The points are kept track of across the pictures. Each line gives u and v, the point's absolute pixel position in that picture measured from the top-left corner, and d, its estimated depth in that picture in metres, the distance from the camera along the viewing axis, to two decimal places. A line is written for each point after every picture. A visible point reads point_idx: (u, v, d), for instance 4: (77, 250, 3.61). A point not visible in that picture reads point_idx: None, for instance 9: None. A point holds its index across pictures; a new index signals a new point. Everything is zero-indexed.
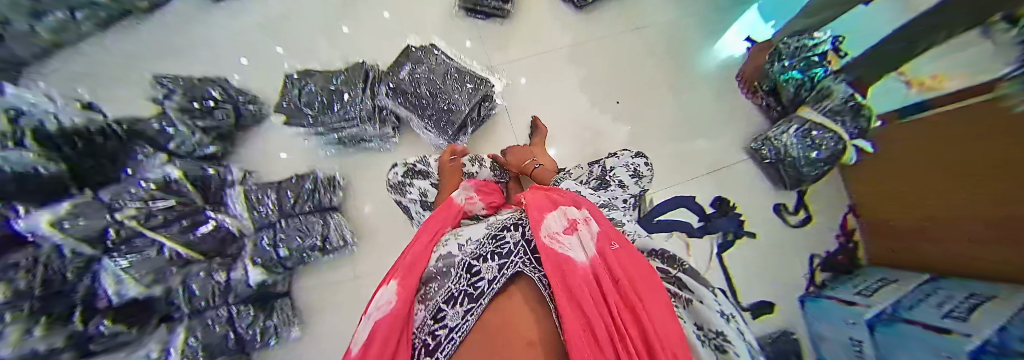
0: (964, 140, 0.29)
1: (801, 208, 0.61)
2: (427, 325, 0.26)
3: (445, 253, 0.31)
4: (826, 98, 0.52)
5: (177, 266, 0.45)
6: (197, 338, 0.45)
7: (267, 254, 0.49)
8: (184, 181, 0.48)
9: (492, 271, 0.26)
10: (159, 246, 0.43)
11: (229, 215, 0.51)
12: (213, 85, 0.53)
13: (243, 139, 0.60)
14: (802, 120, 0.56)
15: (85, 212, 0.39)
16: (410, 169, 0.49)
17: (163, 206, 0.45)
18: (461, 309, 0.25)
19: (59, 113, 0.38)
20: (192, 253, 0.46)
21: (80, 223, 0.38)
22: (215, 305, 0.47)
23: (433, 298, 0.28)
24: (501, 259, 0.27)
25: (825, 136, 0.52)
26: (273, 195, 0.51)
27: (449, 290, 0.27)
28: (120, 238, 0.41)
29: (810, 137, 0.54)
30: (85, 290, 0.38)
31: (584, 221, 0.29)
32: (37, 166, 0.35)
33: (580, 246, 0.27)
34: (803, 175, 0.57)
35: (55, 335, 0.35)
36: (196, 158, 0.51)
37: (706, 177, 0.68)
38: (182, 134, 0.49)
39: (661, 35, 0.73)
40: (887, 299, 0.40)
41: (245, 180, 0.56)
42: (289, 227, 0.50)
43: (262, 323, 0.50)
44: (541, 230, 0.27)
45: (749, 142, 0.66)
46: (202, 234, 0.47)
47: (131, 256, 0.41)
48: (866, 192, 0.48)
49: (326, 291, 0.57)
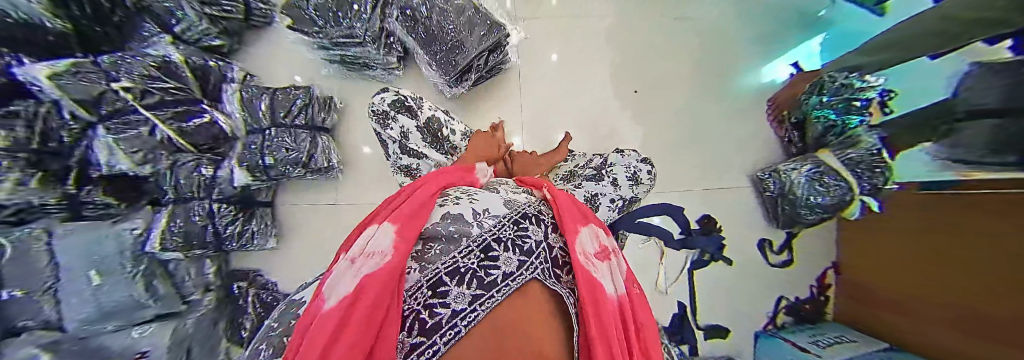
0: (966, 238, 0.33)
1: (784, 249, 0.60)
2: (419, 293, 0.21)
3: (456, 213, 0.26)
4: (852, 146, 0.48)
5: (166, 151, 0.44)
6: (180, 225, 0.46)
7: (254, 158, 0.46)
8: (183, 66, 0.47)
9: (511, 262, 0.22)
10: (151, 126, 0.42)
11: (221, 112, 0.52)
12: None
13: (251, 39, 0.61)
14: (819, 162, 0.53)
15: (81, 72, 0.34)
16: (399, 101, 0.45)
17: (160, 87, 0.43)
18: (469, 291, 0.20)
19: None
20: (183, 142, 0.46)
21: (79, 85, 0.34)
22: (199, 197, 0.48)
23: (430, 264, 0.22)
24: (524, 254, 0.23)
25: (836, 183, 0.50)
26: (267, 100, 0.47)
27: (453, 259, 0.22)
28: (113, 110, 0.38)
29: (821, 181, 0.51)
30: (80, 155, 0.36)
31: (613, 251, 0.28)
32: (44, 18, 0.31)
33: (610, 277, 0.25)
34: (800, 217, 0.56)
35: (49, 191, 0.33)
36: (201, 47, 0.53)
37: (698, 191, 0.63)
38: (190, 20, 0.49)
39: (702, 32, 0.68)
40: (841, 351, 0.46)
41: (245, 81, 0.56)
42: (276, 137, 0.46)
43: (240, 223, 0.53)
44: (578, 244, 0.25)
45: (757, 170, 0.62)
46: (196, 125, 0.47)
47: (125, 132, 0.39)
48: (858, 256, 0.52)
49: (306, 211, 0.61)
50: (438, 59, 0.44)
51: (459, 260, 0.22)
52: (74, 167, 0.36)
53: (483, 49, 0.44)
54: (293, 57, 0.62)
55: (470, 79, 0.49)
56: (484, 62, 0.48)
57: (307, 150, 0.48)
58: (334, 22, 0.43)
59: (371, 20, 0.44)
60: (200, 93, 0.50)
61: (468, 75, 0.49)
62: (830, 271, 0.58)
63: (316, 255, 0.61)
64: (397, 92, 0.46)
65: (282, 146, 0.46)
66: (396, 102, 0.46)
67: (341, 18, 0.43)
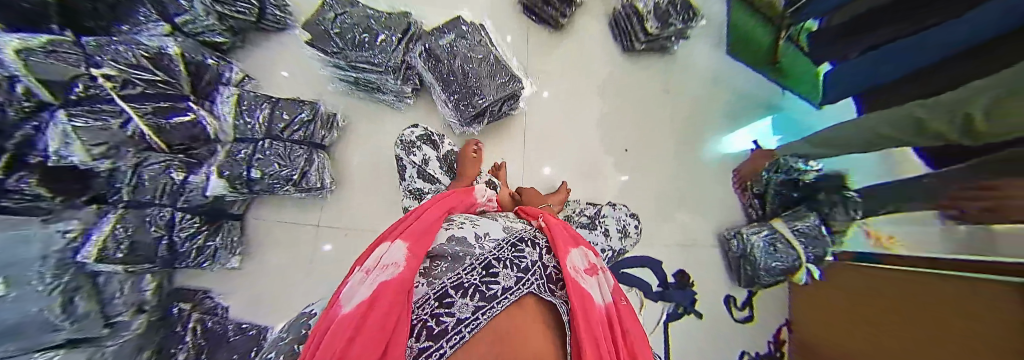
0: (916, 294, 0.39)
1: (745, 306, 0.66)
2: (427, 304, 0.22)
3: (455, 233, 0.27)
4: (798, 219, 0.58)
5: (135, 148, 0.39)
6: (127, 233, 0.39)
7: (239, 167, 0.42)
8: (178, 60, 0.44)
9: (510, 278, 0.23)
10: (124, 119, 0.37)
11: (209, 112, 0.48)
12: None
13: (254, 40, 0.60)
14: (773, 228, 0.60)
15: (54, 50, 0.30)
16: (427, 135, 0.50)
17: (145, 79, 0.40)
18: (472, 303, 0.21)
19: None
20: (157, 140, 0.41)
21: (48, 63, 0.28)
22: (160, 203, 0.43)
23: (438, 277, 0.24)
24: (522, 271, 0.24)
25: (787, 249, 0.57)
26: (266, 109, 0.45)
27: (458, 276, 0.23)
28: (84, 96, 0.32)
29: (775, 246, 0.58)
30: (22, 138, 0.29)
31: (601, 269, 0.30)
32: None
33: (598, 289, 0.28)
34: (759, 277, 0.61)
35: None
36: (198, 41, 0.50)
37: (676, 248, 0.68)
38: (197, 15, 0.48)
39: (688, 106, 0.77)
40: None
41: (241, 84, 0.54)
42: (270, 150, 0.45)
43: (204, 238, 0.47)
44: (567, 260, 0.27)
45: (723, 229, 0.70)
46: (176, 124, 0.42)
47: (91, 121, 0.33)
48: (804, 311, 0.59)
49: (280, 232, 0.56)
50: (456, 98, 0.46)
51: (464, 275, 0.23)
52: (8, 151, 0.28)
53: (502, 96, 0.47)
54: (298, 67, 0.61)
55: (484, 121, 0.52)
56: (499, 108, 0.51)
57: (302, 167, 0.47)
58: (358, 47, 0.45)
59: (396, 51, 0.46)
60: (189, 89, 0.46)
61: (482, 118, 0.51)
62: (784, 327, 0.63)
63: (281, 279, 0.55)
64: (426, 128, 0.51)
65: (273, 161, 0.44)
66: (422, 136, 0.49)
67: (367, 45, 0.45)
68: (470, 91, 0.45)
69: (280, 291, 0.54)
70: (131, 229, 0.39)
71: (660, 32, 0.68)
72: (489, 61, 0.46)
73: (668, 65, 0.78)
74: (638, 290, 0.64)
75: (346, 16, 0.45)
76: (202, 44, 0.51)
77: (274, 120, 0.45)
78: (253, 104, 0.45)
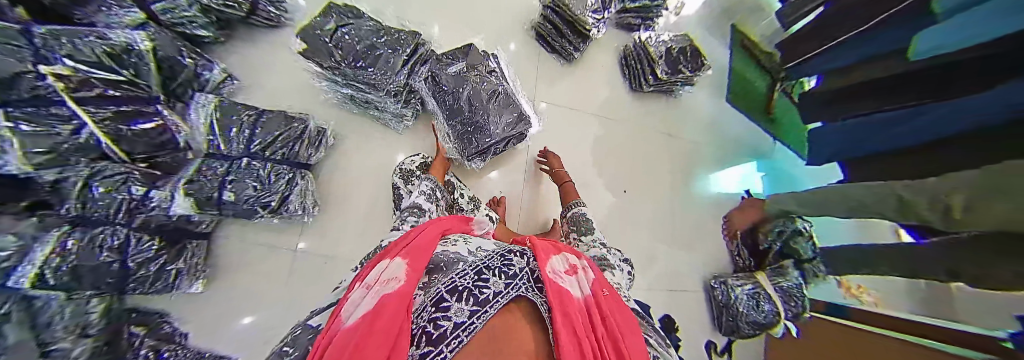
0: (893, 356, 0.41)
1: (725, 352, 0.67)
2: (427, 313, 0.18)
3: (453, 250, 0.26)
4: (781, 276, 0.61)
5: (90, 157, 0.34)
6: (67, 260, 0.32)
7: (210, 191, 0.39)
8: (149, 56, 0.39)
9: (502, 280, 0.20)
10: (77, 125, 0.31)
11: (182, 119, 0.44)
12: None
13: (240, 34, 0.54)
14: (756, 282, 0.62)
15: (5, 40, 0.24)
16: (427, 165, 0.50)
17: (107, 78, 0.34)
18: (466, 306, 0.17)
19: None
20: (117, 148, 0.36)
21: (1, 60, 0.23)
22: (111, 221, 0.38)
23: (435, 288, 0.21)
24: (511, 273, 0.21)
25: (769, 306, 0.59)
26: (248, 125, 0.42)
27: (451, 281, 0.20)
28: (35, 96, 0.27)
29: (758, 299, 0.60)
30: None
31: (584, 269, 0.27)
32: None
33: (579, 287, 0.24)
34: (740, 327, 0.62)
35: None
36: (173, 31, 0.44)
37: (663, 292, 0.68)
38: (177, 2, 0.43)
39: (687, 148, 0.78)
40: None
41: (221, 87, 0.50)
42: (246, 171, 0.42)
43: (165, 261, 0.43)
44: (547, 261, 0.24)
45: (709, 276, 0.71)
46: (141, 131, 0.38)
47: (39, 127, 0.28)
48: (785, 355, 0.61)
49: (252, 254, 0.52)
50: (462, 134, 0.45)
51: (458, 280, 0.20)
52: None
53: (507, 136, 0.46)
54: (285, 71, 0.57)
55: (485, 157, 0.49)
56: (503, 147, 0.49)
57: (281, 192, 0.44)
58: (358, 68, 0.42)
59: (400, 77, 0.43)
60: (159, 88, 0.41)
61: (484, 155, 0.49)
62: None
63: (239, 309, 0.50)
64: (428, 158, 0.51)
65: (249, 184, 0.42)
66: (415, 160, 0.49)
67: (370, 67, 0.42)
68: (477, 127, 0.44)
69: (245, 321, 0.49)
70: (72, 256, 0.33)
71: (669, 78, 0.71)
72: (497, 98, 0.45)
73: (670, 106, 0.78)
74: None
75: (350, 31, 0.42)
76: (174, 34, 0.45)
77: (255, 138, 0.42)
78: (234, 115, 0.42)
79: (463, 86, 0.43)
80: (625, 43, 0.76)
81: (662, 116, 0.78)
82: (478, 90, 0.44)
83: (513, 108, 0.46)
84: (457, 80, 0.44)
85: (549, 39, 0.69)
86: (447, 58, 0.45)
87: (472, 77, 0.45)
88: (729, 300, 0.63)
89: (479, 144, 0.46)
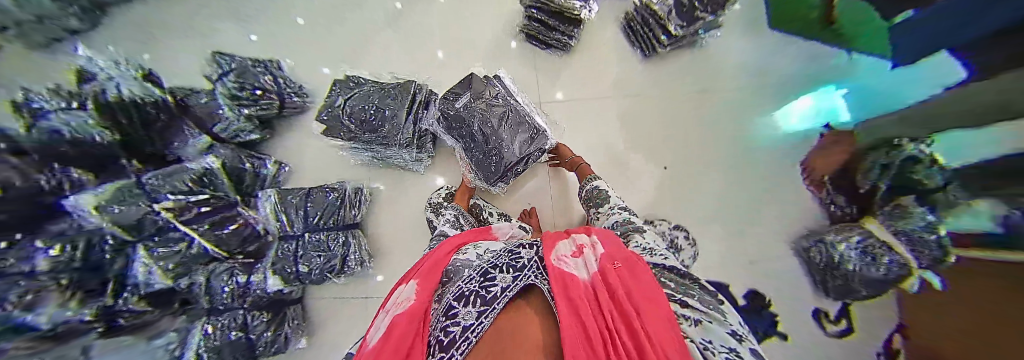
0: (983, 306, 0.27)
1: (841, 318, 0.51)
2: (440, 321, 0.22)
3: (463, 262, 0.31)
4: (902, 219, 0.41)
5: (204, 260, 0.45)
6: (206, 341, 0.47)
7: (287, 266, 0.48)
8: (220, 172, 0.49)
9: (507, 280, 0.24)
10: (188, 241, 0.43)
11: (259, 216, 0.52)
12: (264, 74, 0.56)
13: (282, 127, 0.64)
14: (867, 232, 0.46)
15: (123, 197, 0.40)
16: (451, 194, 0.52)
17: (199, 200, 0.45)
18: (473, 308, 0.22)
19: (121, 83, 0.43)
20: (219, 250, 0.46)
21: (122, 209, 0.39)
22: (233, 305, 0.48)
23: (448, 297, 0.26)
24: (516, 272, 0.25)
25: (887, 255, 0.43)
26: (301, 204, 0.49)
27: (460, 289, 0.25)
28: (157, 229, 0.42)
29: (872, 253, 0.45)
30: (116, 275, 0.39)
31: (591, 245, 0.28)
32: (92, 132, 0.40)
33: (586, 264, 0.25)
34: (851, 288, 0.49)
35: (88, 304, 0.35)
36: (233, 143, 0.56)
37: (745, 268, 0.61)
38: (229, 119, 0.53)
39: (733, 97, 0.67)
40: None
41: (276, 176, 0.58)
42: (309, 243, 0.49)
43: (274, 330, 0.51)
44: (551, 252, 0.27)
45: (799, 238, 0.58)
46: (231, 232, 0.47)
47: (166, 249, 0.42)
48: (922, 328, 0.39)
49: (336, 309, 0.58)
50: (481, 163, 0.45)
51: (465, 287, 0.25)
52: (110, 282, 0.38)
53: (525, 154, 0.44)
54: (318, 146, 0.63)
55: (507, 178, 0.48)
56: (525, 164, 0.48)
57: (340, 253, 0.51)
58: (366, 129, 0.46)
59: (406, 126, 0.47)
60: (235, 193, 0.51)
61: (506, 176, 0.48)
62: None
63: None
64: (450, 187, 0.53)
65: (314, 254, 0.49)
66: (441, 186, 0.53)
67: (379, 126, 0.46)
68: (492, 153, 0.44)
69: None
70: (212, 337, 0.47)
71: (685, 33, 0.63)
72: (508, 119, 0.43)
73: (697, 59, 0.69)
74: None
75: (353, 96, 0.46)
76: (235, 145, 0.56)
77: (309, 214, 0.49)
78: (287, 198, 0.49)
79: (472, 117, 0.43)
80: (625, 11, 0.71)
81: (689, 71, 0.69)
82: (486, 116, 0.43)
83: (526, 125, 0.44)
84: (465, 112, 0.43)
85: (540, 35, 0.68)
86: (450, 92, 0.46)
87: (478, 104, 0.44)
88: (835, 258, 0.50)
89: (499, 169, 0.45)
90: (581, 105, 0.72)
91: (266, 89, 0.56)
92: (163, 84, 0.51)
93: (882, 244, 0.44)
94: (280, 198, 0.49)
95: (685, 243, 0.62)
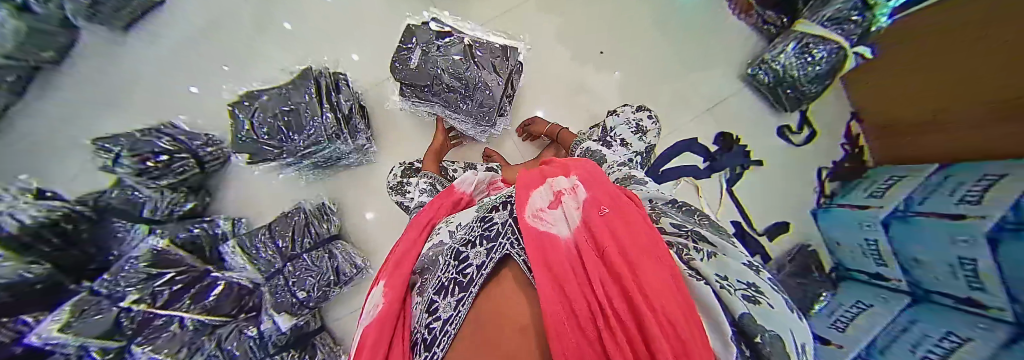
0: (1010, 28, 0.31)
1: (804, 125, 0.61)
2: (421, 322, 0.21)
3: (437, 242, 0.28)
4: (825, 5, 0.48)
5: (206, 332, 0.45)
6: None
7: (285, 298, 0.47)
8: (172, 248, 0.45)
9: (480, 255, 0.21)
10: (178, 320, 0.43)
11: (234, 271, 0.49)
12: (159, 136, 0.47)
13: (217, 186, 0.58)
14: (800, 35, 0.51)
15: (85, 309, 0.39)
16: (410, 167, 0.49)
17: (164, 281, 0.43)
18: (451, 299, 0.20)
19: (18, 211, 0.38)
20: (214, 317, 0.45)
21: (93, 319, 0.38)
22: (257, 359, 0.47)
23: (426, 291, 0.24)
24: (490, 242, 0.22)
25: (824, 47, 0.49)
26: (269, 239, 0.49)
27: (438, 280, 0.23)
28: (136, 323, 0.41)
29: (808, 52, 0.49)
30: None
31: (572, 189, 0.21)
32: (20, 270, 0.37)
33: (567, 215, 0.19)
34: (804, 93, 0.54)
35: None
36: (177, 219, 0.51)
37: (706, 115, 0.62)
38: (153, 198, 0.48)
39: None
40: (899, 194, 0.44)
41: (235, 230, 0.53)
42: (297, 269, 0.48)
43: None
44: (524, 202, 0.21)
45: (745, 67, 0.61)
46: (216, 298, 0.45)
47: (156, 339, 0.41)
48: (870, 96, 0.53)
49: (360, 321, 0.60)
50: (469, 110, 0.50)
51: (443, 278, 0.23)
52: None
53: (505, 77, 0.50)
54: (265, 187, 0.59)
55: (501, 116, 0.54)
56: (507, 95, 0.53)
57: (331, 267, 0.50)
58: (286, 137, 0.43)
59: (324, 114, 0.44)
60: (202, 262, 0.49)
61: (499, 115, 0.53)
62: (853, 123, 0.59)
63: None
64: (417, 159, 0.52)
65: (306, 276, 0.48)
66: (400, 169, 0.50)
67: (299, 128, 0.43)
68: (473, 95, 0.49)
69: None
70: None
71: None
72: (479, 58, 0.48)
73: None
74: (689, 177, 0.61)
75: (258, 111, 0.43)
76: (181, 219, 0.51)
77: (282, 244, 0.48)
78: (250, 241, 0.49)
79: (438, 70, 0.47)
80: None
81: None
82: (451, 65, 0.47)
83: (496, 55, 0.50)
84: (429, 66, 0.47)
85: None
86: (400, 57, 0.49)
87: (440, 56, 0.48)
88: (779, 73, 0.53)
89: (488, 107, 0.50)
90: (510, 22, 0.64)
91: (169, 149, 0.46)
92: (64, 196, 0.46)
93: (816, 38, 0.49)
94: (242, 247, 0.49)
95: (653, 122, 0.49)
